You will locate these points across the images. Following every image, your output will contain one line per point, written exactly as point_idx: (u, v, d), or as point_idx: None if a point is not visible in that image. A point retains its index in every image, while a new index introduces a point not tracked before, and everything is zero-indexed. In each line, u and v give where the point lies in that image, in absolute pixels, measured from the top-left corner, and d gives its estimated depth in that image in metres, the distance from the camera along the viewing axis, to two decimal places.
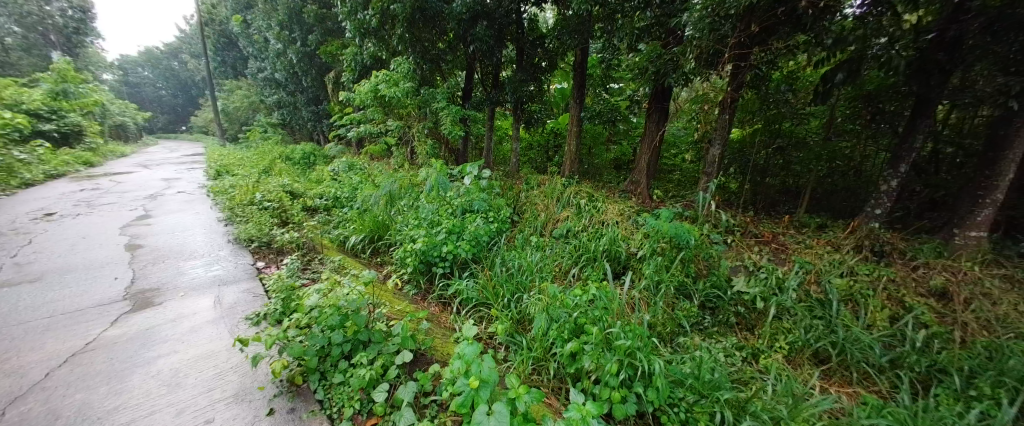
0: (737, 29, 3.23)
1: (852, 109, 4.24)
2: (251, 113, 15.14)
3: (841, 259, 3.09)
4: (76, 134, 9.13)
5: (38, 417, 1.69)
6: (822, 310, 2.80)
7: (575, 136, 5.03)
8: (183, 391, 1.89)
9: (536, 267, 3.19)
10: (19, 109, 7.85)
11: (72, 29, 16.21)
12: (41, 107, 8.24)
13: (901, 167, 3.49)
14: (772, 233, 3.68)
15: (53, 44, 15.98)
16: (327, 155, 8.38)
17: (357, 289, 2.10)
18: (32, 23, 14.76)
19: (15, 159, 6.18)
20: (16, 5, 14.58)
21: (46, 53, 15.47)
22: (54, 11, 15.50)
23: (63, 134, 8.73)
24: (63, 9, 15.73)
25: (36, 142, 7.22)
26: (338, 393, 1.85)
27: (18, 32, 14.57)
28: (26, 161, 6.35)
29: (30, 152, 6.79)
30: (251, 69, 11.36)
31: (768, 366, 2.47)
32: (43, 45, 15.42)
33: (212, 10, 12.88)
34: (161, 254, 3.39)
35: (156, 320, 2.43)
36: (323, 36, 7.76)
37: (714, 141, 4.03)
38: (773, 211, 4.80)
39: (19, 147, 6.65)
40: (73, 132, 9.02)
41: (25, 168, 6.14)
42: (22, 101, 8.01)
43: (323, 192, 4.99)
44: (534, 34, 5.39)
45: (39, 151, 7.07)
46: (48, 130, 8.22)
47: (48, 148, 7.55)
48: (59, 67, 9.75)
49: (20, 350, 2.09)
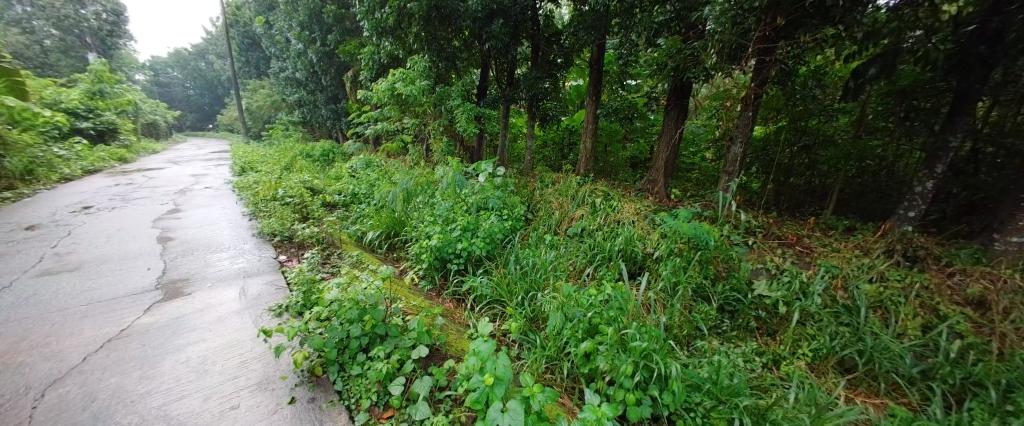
0: (762, 22, 3.10)
1: (885, 105, 3.97)
2: (273, 112, 15.64)
3: (871, 264, 2.95)
4: (110, 131, 9.63)
5: (76, 398, 1.80)
6: (849, 316, 2.68)
7: (591, 133, 4.96)
8: (210, 378, 1.98)
9: (549, 265, 3.19)
10: (58, 108, 8.35)
11: (106, 32, 17.60)
12: (77, 106, 8.72)
13: (937, 168, 3.28)
14: (795, 235, 3.56)
15: (88, 46, 17.34)
16: (345, 153, 8.56)
17: (375, 284, 2.14)
18: (68, 26, 16.08)
19: (56, 155, 6.57)
20: (54, 9, 15.84)
21: (83, 54, 16.85)
22: (90, 15, 16.74)
23: (98, 132, 9.22)
24: (98, 13, 17.00)
25: (74, 139, 7.65)
26: (357, 384, 1.90)
27: (55, 34, 15.97)
28: (65, 157, 6.74)
29: (69, 149, 7.21)
30: (273, 69, 11.68)
31: (790, 374, 2.40)
32: (80, 47, 16.79)
33: (235, 12, 13.25)
34: (190, 247, 3.54)
35: (185, 310, 2.55)
36: (343, 36, 7.91)
37: (735, 139, 3.92)
38: (797, 213, 4.63)
39: (59, 144, 7.06)
40: (108, 130, 9.51)
41: (65, 163, 6.52)
42: (60, 100, 8.50)
43: (342, 189, 5.09)
44: (550, 31, 5.29)
45: (77, 148, 7.50)
46: (84, 127, 8.70)
47: (86, 144, 8.00)
48: (95, 69, 10.33)
49: (60, 335, 2.22)
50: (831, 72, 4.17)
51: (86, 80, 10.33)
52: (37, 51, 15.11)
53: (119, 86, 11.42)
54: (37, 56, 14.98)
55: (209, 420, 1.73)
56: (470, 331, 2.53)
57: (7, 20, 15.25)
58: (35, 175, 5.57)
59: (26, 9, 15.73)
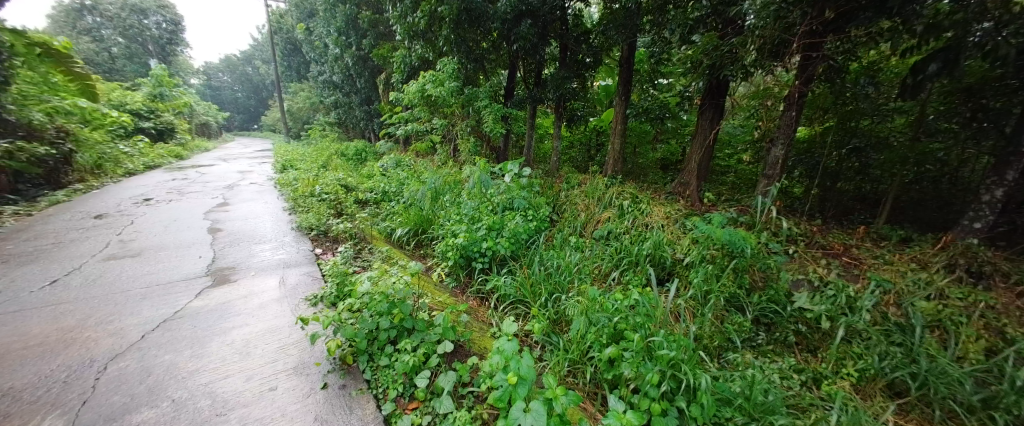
0: (809, 16, 2.93)
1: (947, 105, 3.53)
2: (312, 114, 16.51)
3: (929, 279, 2.67)
4: (169, 131, 10.56)
5: (134, 372, 1.98)
6: (902, 336, 2.44)
7: (620, 134, 4.85)
8: (251, 360, 2.12)
9: (574, 267, 3.14)
10: (124, 109, 9.26)
11: (166, 40, 20.17)
12: (141, 107, 9.63)
13: (1009, 174, 2.91)
14: (842, 245, 3.30)
15: (150, 53, 19.58)
16: (378, 152, 8.87)
17: (403, 279, 2.22)
18: (133, 34, 18.30)
19: (122, 152, 7.28)
20: (121, 19, 18.03)
21: (145, 60, 19.01)
22: (153, 25, 19.30)
23: (159, 131, 10.15)
24: (160, 23, 19.45)
25: (137, 138, 8.43)
26: (384, 375, 1.96)
27: (122, 42, 18.11)
28: (129, 154, 7.45)
29: (133, 147, 7.97)
30: (312, 73, 12.31)
31: (832, 394, 2.20)
32: (143, 54, 18.93)
33: (280, 19, 14.10)
34: (236, 238, 3.82)
35: (231, 296, 2.75)
36: (376, 40, 8.21)
37: (775, 141, 3.70)
38: (845, 220, 4.28)
39: (124, 142, 7.82)
40: (167, 129, 10.44)
41: (129, 159, 7.22)
42: (126, 102, 9.44)
43: (373, 187, 5.28)
44: (578, 30, 5.23)
45: (140, 145, 8.28)
46: (146, 127, 9.60)
47: (147, 142, 8.82)
48: (157, 74, 11.43)
49: (122, 314, 2.46)
50: (886, 68, 3.87)
51: (148, 85, 11.43)
52: (107, 57, 17.19)
53: (178, 90, 12.51)
54: (105, 62, 16.92)
55: (249, 399, 1.85)
56: (493, 329, 2.54)
57: (80, 29, 17.30)
58: (104, 170, 6.21)
59: (95, 19, 17.75)
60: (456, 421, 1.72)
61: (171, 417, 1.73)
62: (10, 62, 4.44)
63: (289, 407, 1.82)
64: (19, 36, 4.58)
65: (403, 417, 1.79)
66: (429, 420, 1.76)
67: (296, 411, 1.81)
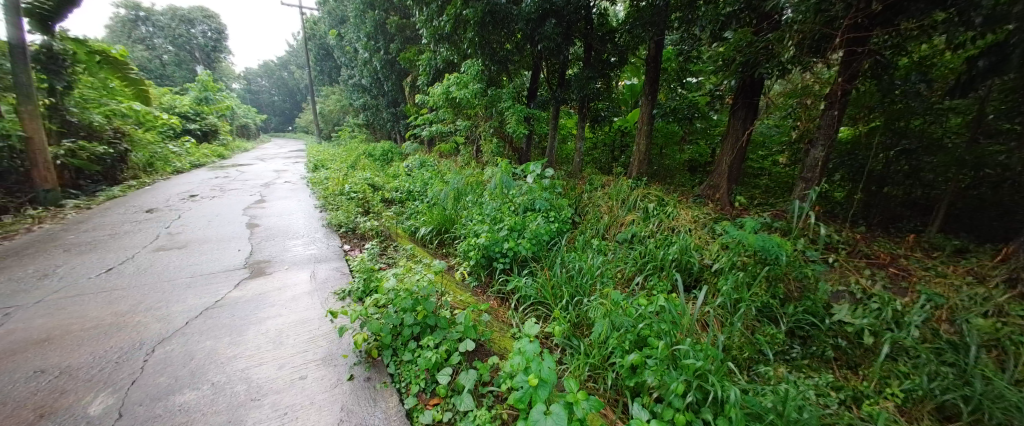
0: (855, 7, 2.71)
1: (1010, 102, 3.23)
2: (343, 116, 17.20)
3: (988, 294, 2.43)
4: (213, 132, 11.33)
5: (179, 355, 2.13)
6: (956, 355, 2.22)
7: (646, 135, 4.72)
8: (283, 349, 2.23)
9: (596, 270, 3.08)
10: (173, 112, 10.00)
11: (212, 48, 21.75)
12: (188, 110, 10.38)
13: None
14: (890, 255, 3.06)
15: (197, 60, 21.17)
16: (403, 153, 9.11)
17: (427, 276, 2.25)
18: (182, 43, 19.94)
19: (172, 152, 7.87)
20: (172, 29, 19.62)
21: (193, 66, 20.49)
22: (197, 33, 20.97)
23: (204, 132, 10.91)
24: (205, 31, 21.34)
25: (185, 139, 9.07)
26: (407, 370, 2.02)
27: (172, 51, 19.67)
28: (178, 154, 8.05)
29: (181, 147, 8.59)
30: (343, 77, 12.82)
31: (874, 414, 2.02)
32: (190, 61, 20.44)
33: (314, 27, 14.79)
34: (272, 233, 4.05)
35: (267, 287, 2.91)
36: (403, 44, 8.44)
37: (815, 143, 3.48)
38: (894, 228, 3.97)
39: (174, 143, 8.47)
40: (211, 131, 11.20)
41: (178, 159, 7.80)
42: (175, 105, 10.20)
43: (399, 186, 5.42)
44: (604, 30, 5.16)
45: (187, 146, 8.92)
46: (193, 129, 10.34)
47: (194, 143, 9.49)
48: (203, 79, 12.31)
49: (170, 301, 2.65)
50: (940, 63, 3.60)
51: (196, 89, 12.32)
52: (157, 64, 18.72)
53: (221, 94, 13.35)
54: (156, 68, 18.50)
55: (281, 386, 1.95)
56: (513, 329, 2.54)
57: (135, 38, 18.91)
58: (155, 168, 6.74)
59: (150, 28, 19.44)
60: (475, 419, 1.73)
61: (210, 399, 1.84)
62: (73, 69, 4.93)
63: (317, 397, 1.90)
64: (80, 44, 5.01)
65: (424, 412, 1.82)
66: (449, 417, 1.78)
67: (323, 400, 1.88)
